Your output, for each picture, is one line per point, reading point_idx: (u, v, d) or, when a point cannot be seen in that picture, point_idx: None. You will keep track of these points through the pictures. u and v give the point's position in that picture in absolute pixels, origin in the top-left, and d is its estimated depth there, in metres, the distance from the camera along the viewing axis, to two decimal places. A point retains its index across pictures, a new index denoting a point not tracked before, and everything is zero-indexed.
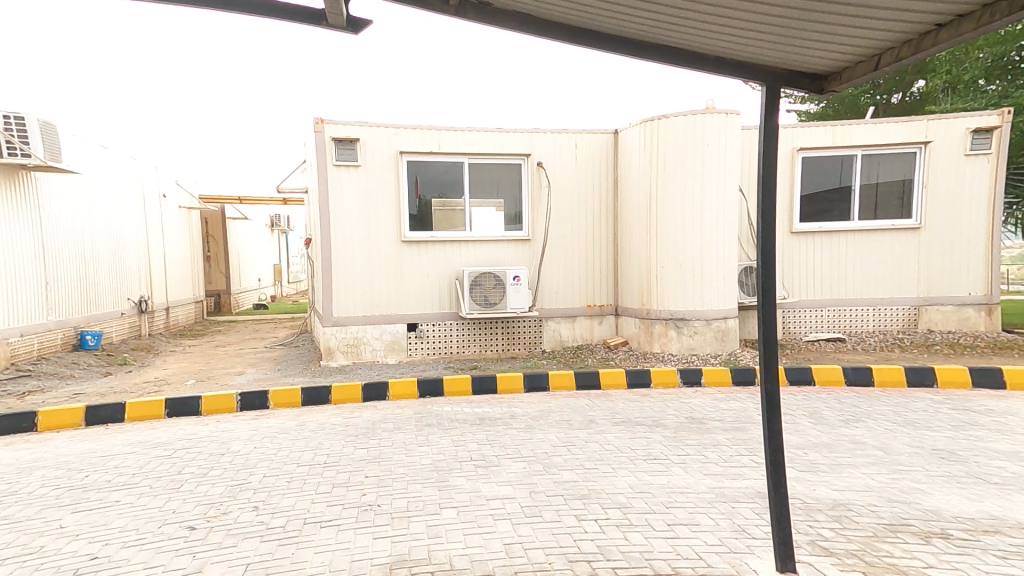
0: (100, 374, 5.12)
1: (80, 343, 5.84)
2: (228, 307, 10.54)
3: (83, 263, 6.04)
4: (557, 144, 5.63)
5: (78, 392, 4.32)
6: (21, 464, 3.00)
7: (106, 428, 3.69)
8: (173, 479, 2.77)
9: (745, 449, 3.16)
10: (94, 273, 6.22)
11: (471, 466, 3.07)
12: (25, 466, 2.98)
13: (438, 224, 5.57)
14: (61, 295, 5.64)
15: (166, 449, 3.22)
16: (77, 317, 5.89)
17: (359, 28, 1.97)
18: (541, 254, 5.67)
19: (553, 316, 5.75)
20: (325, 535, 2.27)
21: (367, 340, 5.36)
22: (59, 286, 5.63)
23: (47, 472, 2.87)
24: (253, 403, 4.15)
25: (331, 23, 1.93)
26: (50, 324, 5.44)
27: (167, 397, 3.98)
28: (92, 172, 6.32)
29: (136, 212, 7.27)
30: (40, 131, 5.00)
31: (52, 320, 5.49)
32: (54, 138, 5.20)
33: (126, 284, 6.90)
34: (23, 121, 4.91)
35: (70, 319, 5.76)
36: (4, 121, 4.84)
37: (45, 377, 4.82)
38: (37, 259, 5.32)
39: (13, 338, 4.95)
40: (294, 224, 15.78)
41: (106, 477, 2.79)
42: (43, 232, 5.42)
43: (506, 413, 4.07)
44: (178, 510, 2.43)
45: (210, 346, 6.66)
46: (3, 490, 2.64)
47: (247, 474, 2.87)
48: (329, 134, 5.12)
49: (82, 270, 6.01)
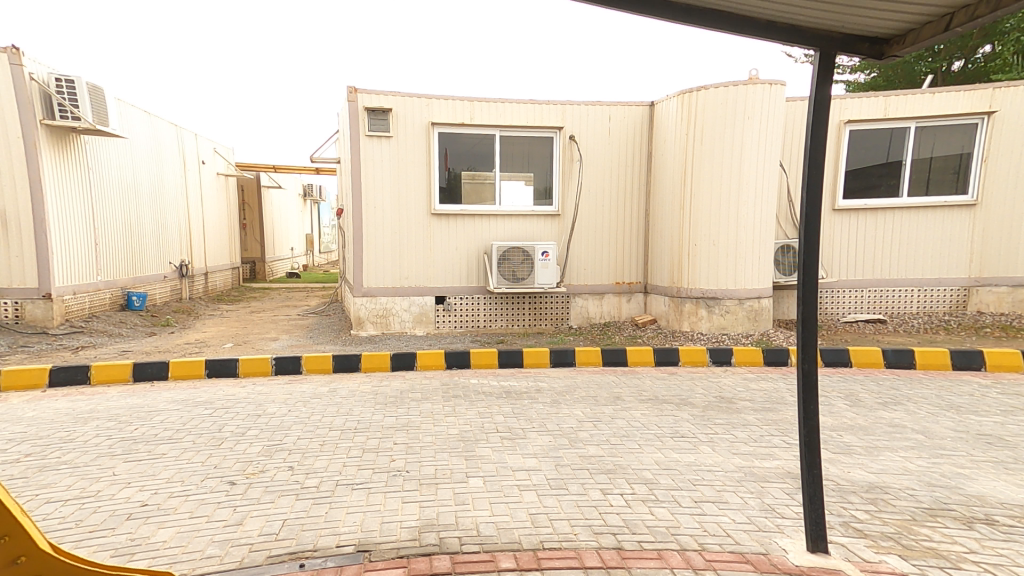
0: (146, 333, 5.33)
1: (127, 304, 6.09)
2: (262, 274, 10.81)
3: (129, 227, 6.26)
4: (592, 115, 5.52)
5: (125, 350, 4.52)
6: (75, 415, 3.16)
7: (151, 385, 3.86)
8: (213, 436, 2.88)
9: (775, 430, 3.12)
10: (139, 237, 6.44)
11: (497, 437, 3.12)
12: (80, 416, 3.15)
13: (467, 197, 5.56)
14: (109, 257, 5.87)
15: (206, 408, 3.35)
16: (124, 278, 6.13)
17: None
18: (571, 229, 5.62)
19: (581, 292, 5.72)
20: (356, 497, 2.34)
21: (396, 311, 5.44)
22: (108, 247, 5.86)
23: (99, 423, 3.02)
24: (287, 368, 4.27)
25: None
26: (99, 284, 5.68)
27: (207, 359, 4.13)
28: (137, 137, 6.48)
29: (177, 178, 7.45)
30: (88, 94, 5.14)
31: (102, 280, 5.73)
32: (101, 102, 5.34)
33: (168, 248, 7.13)
34: (73, 84, 5.03)
35: (118, 280, 6.01)
36: (56, 84, 4.96)
37: (96, 334, 5.05)
38: (87, 220, 5.53)
39: (67, 296, 5.19)
40: (325, 195, 15.97)
41: (152, 431, 2.93)
42: (91, 195, 5.61)
43: (532, 387, 4.10)
44: (219, 466, 2.53)
45: (246, 312, 6.86)
46: (60, 438, 2.79)
47: (282, 435, 2.97)
48: (362, 103, 5.11)
49: (128, 233, 6.22)
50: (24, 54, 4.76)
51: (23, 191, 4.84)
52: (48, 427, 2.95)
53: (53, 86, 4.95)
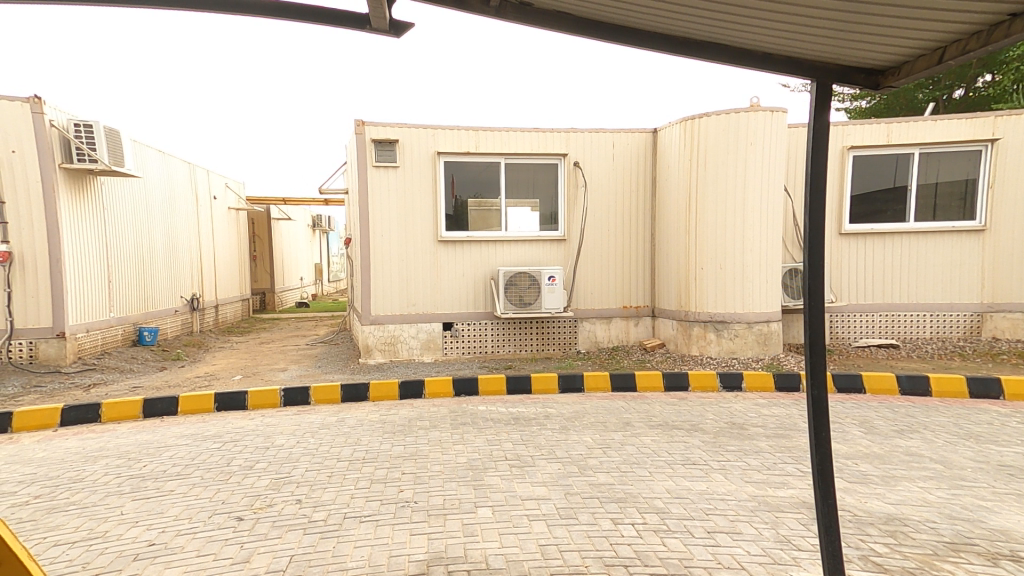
0: (156, 368, 5.38)
1: (138, 338, 6.15)
2: (272, 304, 10.90)
3: (143, 263, 6.38)
4: (594, 144, 5.59)
5: (136, 386, 4.55)
6: (86, 453, 3.18)
7: (161, 421, 3.89)
8: (222, 470, 2.88)
9: (789, 457, 3.06)
10: (151, 271, 6.53)
11: (506, 466, 3.09)
12: (90, 454, 3.16)
13: (474, 223, 5.61)
14: (122, 294, 5.97)
15: (215, 441, 3.36)
16: (136, 313, 6.21)
17: (401, 30, 2.01)
18: (576, 255, 5.64)
19: (588, 317, 5.71)
20: (364, 530, 2.32)
21: (404, 339, 5.45)
22: (120, 283, 5.95)
23: (109, 460, 3.04)
24: (296, 398, 4.29)
25: (375, 27, 1.97)
26: (112, 320, 5.76)
27: (216, 392, 4.15)
28: (150, 175, 6.65)
29: (189, 212, 7.60)
30: (105, 137, 5.29)
31: (114, 316, 5.81)
32: (117, 143, 5.49)
33: (179, 282, 7.22)
34: (92, 128, 5.19)
35: (130, 315, 6.09)
36: (75, 130, 5.13)
37: (107, 370, 5.10)
38: (101, 257, 5.64)
39: (80, 333, 5.26)
40: (334, 225, 16.20)
41: (161, 466, 2.93)
42: (106, 233, 5.73)
43: (541, 413, 4.07)
44: (227, 501, 2.52)
45: (255, 343, 6.90)
46: (70, 477, 2.80)
47: (290, 468, 2.97)
48: (369, 135, 5.23)
49: (140, 268, 6.31)
50: (46, 102, 4.94)
51: (40, 231, 4.96)
52: (58, 467, 2.96)
53: (72, 131, 5.13)
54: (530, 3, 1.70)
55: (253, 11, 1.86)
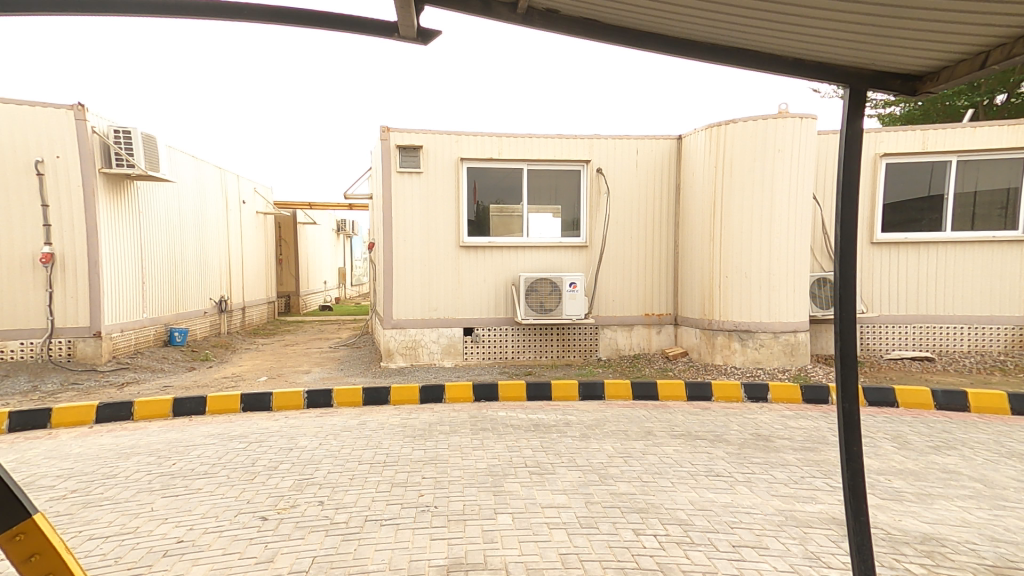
0: (186, 368, 5.50)
1: (169, 339, 6.31)
2: (297, 307, 11.09)
3: (175, 266, 6.56)
4: (617, 150, 5.57)
5: (167, 385, 4.67)
6: (119, 450, 3.27)
7: (189, 420, 3.97)
8: (247, 470, 2.93)
9: (818, 471, 2.98)
10: (182, 274, 6.70)
11: (525, 472, 3.07)
12: (123, 451, 3.25)
13: (495, 229, 5.63)
14: (154, 296, 6.13)
15: (241, 442, 3.42)
16: (168, 314, 6.38)
17: (428, 38, 2.04)
18: (598, 262, 5.62)
19: (609, 324, 5.67)
20: (384, 534, 2.33)
21: (424, 343, 5.48)
22: (154, 285, 6.13)
23: (141, 458, 3.11)
24: (318, 401, 4.34)
25: (403, 35, 2.00)
26: (145, 321, 5.92)
27: (242, 393, 4.22)
28: (184, 179, 6.84)
29: (220, 216, 7.80)
30: (143, 143, 5.45)
31: (147, 317, 5.97)
32: (154, 149, 5.67)
33: (209, 285, 7.40)
34: (130, 135, 5.36)
35: (162, 317, 6.26)
36: (115, 136, 5.31)
37: (141, 369, 5.25)
38: (137, 259, 5.81)
39: (115, 334, 5.42)
40: (359, 230, 16.44)
41: (190, 465, 3.00)
42: (141, 236, 5.91)
43: (560, 420, 4.05)
44: (252, 500, 2.57)
45: (280, 345, 7.01)
46: (104, 473, 2.88)
47: (313, 469, 3.00)
48: (394, 141, 5.30)
49: (172, 271, 6.49)
50: (88, 110, 5.13)
51: (80, 233, 5.13)
52: (93, 463, 3.05)
53: (113, 137, 5.32)
54: (556, 11, 1.72)
55: (289, 20, 1.91)
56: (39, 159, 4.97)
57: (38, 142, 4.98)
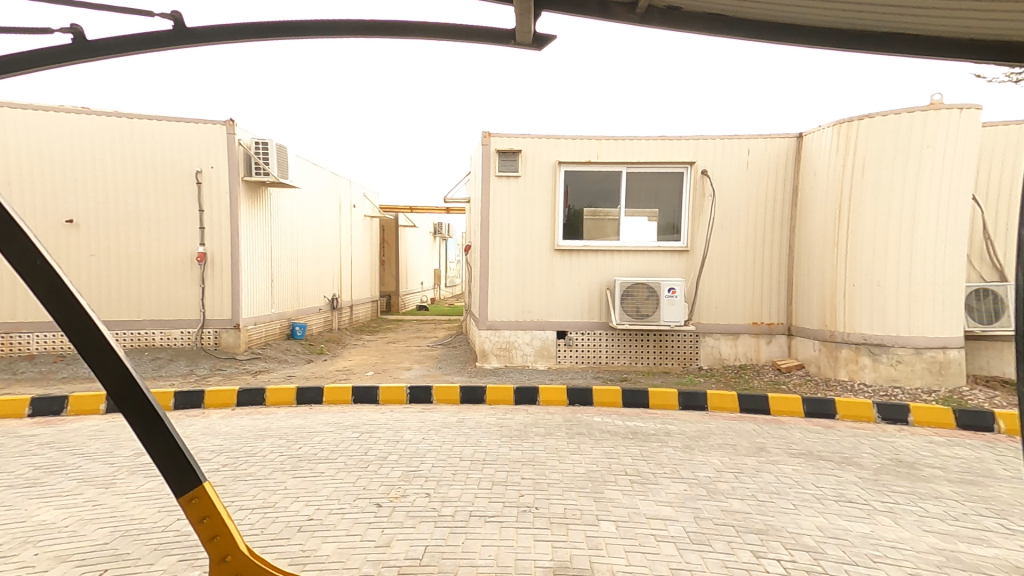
0: (305, 360, 5.97)
1: (290, 333, 6.86)
2: (396, 306, 11.66)
3: (297, 267, 7.11)
4: (728, 151, 5.29)
5: (291, 375, 5.09)
6: (254, 431, 3.59)
7: (310, 408, 4.28)
8: (361, 459, 3.09)
9: (980, 509, 2.61)
10: (302, 274, 7.27)
11: (627, 481, 2.97)
12: (259, 433, 3.57)
13: (589, 233, 5.55)
14: (280, 292, 6.70)
15: (354, 431, 3.62)
16: (290, 310, 6.94)
17: (543, 44, 2.07)
18: (700, 266, 5.37)
19: (712, 332, 5.40)
20: (489, 530, 2.35)
21: (518, 345, 5.52)
22: (280, 283, 6.70)
23: (273, 440, 3.40)
24: (419, 397, 4.50)
25: (519, 42, 2.04)
26: (273, 316, 6.50)
27: (353, 385, 4.48)
28: (306, 185, 7.41)
29: (334, 219, 8.37)
30: (277, 152, 5.98)
31: (274, 312, 6.55)
32: (286, 158, 6.19)
33: (325, 284, 7.97)
34: (267, 145, 5.90)
35: (286, 312, 6.83)
36: (257, 147, 5.87)
37: (269, 359, 5.76)
38: (266, 260, 6.38)
39: (251, 326, 6.01)
40: (453, 233, 16.99)
41: (312, 449, 3.22)
42: (271, 238, 6.48)
43: (660, 429, 3.89)
44: (367, 487, 2.70)
45: (384, 342, 7.40)
46: (245, 451, 3.17)
47: (419, 462, 3.11)
48: (495, 146, 5.41)
49: (294, 271, 7.05)
50: (236, 124, 5.72)
51: (225, 235, 5.73)
52: (235, 441, 3.37)
53: (254, 148, 5.88)
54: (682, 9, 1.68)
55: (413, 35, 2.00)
56: (198, 169, 5.62)
57: (197, 154, 5.62)
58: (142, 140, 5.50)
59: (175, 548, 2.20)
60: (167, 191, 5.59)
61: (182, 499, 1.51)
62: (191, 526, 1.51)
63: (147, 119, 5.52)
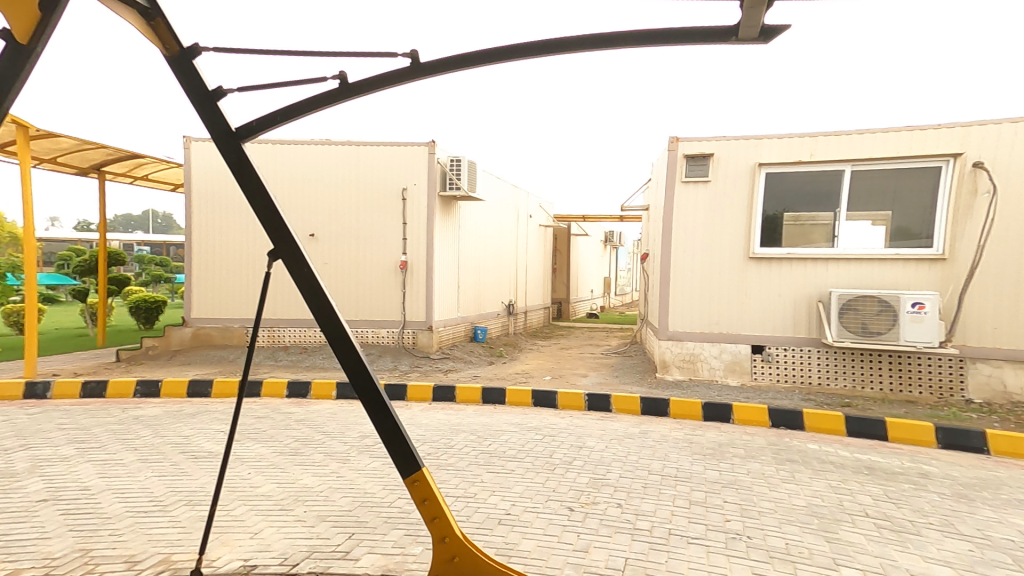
0: (486, 361, 6.31)
1: (473, 336, 7.35)
2: (567, 314, 11.80)
3: (477, 276, 7.59)
4: (1000, 134, 4.32)
5: (474, 375, 5.37)
6: (448, 425, 3.77)
7: (495, 408, 4.42)
8: (547, 461, 3.03)
9: None
10: (484, 285, 7.76)
11: (870, 524, 2.43)
12: (451, 426, 3.74)
13: (789, 239, 4.91)
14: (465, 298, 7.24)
15: (537, 433, 3.60)
16: (472, 315, 7.41)
17: (772, 37, 1.69)
18: (965, 277, 4.42)
19: (981, 356, 4.43)
20: (696, 553, 2.07)
21: (704, 358, 5.11)
22: (466, 292, 7.24)
23: (465, 434, 3.52)
24: (599, 405, 4.37)
25: (743, 38, 1.70)
26: (459, 318, 7.07)
27: (533, 389, 4.51)
28: (491, 200, 7.92)
29: (513, 230, 8.82)
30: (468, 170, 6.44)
31: (460, 314, 7.11)
32: (476, 175, 6.64)
33: (503, 292, 8.41)
34: (462, 165, 6.39)
35: (469, 316, 7.33)
36: (454, 165, 6.36)
37: (456, 360, 6.19)
38: (455, 272, 6.92)
39: (441, 327, 6.61)
40: (624, 242, 16.70)
41: (500, 447, 3.26)
42: (459, 252, 7.02)
43: (902, 467, 3.20)
44: (556, 489, 2.60)
45: (558, 348, 7.49)
46: (442, 443, 3.33)
47: (605, 470, 2.93)
48: (682, 150, 5.09)
49: (477, 282, 7.55)
50: (437, 146, 6.33)
51: (422, 250, 6.34)
52: (432, 433, 3.56)
53: (451, 167, 6.39)
54: None
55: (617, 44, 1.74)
56: (404, 188, 6.31)
57: (406, 177, 6.31)
58: (363, 164, 6.33)
59: (401, 523, 2.42)
60: (378, 211, 6.36)
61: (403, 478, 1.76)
62: (413, 506, 1.74)
63: (368, 147, 6.33)
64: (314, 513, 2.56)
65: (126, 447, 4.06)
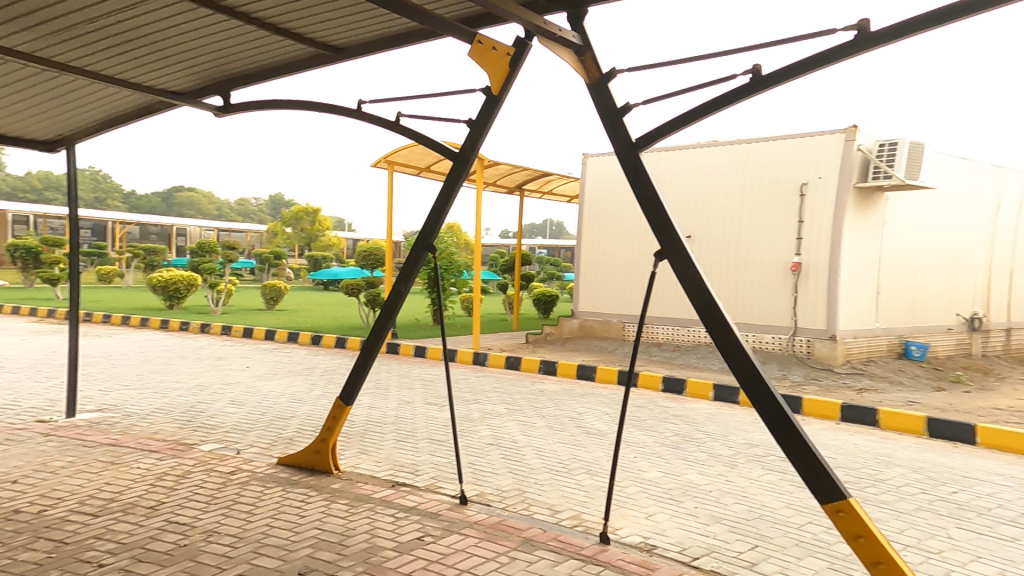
0: (933, 387, 8.01)
1: (907, 352, 9.25)
2: None
3: (914, 287, 9.55)
4: None
5: (913, 402, 7.20)
6: (876, 457, 5.34)
7: (898, 436, 6.12)
8: (948, 509, 4.21)
9: None
10: (924, 297, 9.74)
11: None
12: (883, 459, 5.29)
13: None
14: (899, 313, 9.37)
15: (931, 478, 4.83)
16: (903, 328, 9.39)
17: None
18: None
19: None
20: None
21: None
22: (897, 306, 9.33)
23: (905, 471, 4.99)
24: (942, 430, 6.08)
25: None
26: (877, 330, 9.06)
27: (925, 419, 6.17)
28: (947, 183, 9.86)
29: (981, 221, 10.44)
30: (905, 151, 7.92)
31: (880, 327, 9.10)
32: (917, 154, 8.06)
33: (960, 305, 10.30)
34: (897, 146, 7.96)
35: (893, 329, 9.24)
36: (887, 147, 8.05)
37: (879, 378, 8.12)
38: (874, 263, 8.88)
39: (850, 341, 8.57)
40: None
41: (969, 496, 4.46)
42: (878, 249, 8.92)
43: None
44: (920, 540, 3.66)
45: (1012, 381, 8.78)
46: (873, 473, 4.92)
47: (966, 553, 3.52)
48: None
49: (911, 291, 9.52)
50: (857, 133, 8.18)
51: (823, 235, 8.46)
52: (856, 460, 5.24)
53: (877, 150, 8.17)
54: None
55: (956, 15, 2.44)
56: (803, 183, 8.57)
57: (813, 170, 8.48)
58: (757, 157, 8.93)
59: (818, 553, 3.56)
60: (778, 201, 8.81)
61: (822, 503, 2.53)
62: (847, 536, 2.47)
63: (762, 141, 8.89)
64: (704, 511, 4.15)
65: (539, 420, 6.55)
